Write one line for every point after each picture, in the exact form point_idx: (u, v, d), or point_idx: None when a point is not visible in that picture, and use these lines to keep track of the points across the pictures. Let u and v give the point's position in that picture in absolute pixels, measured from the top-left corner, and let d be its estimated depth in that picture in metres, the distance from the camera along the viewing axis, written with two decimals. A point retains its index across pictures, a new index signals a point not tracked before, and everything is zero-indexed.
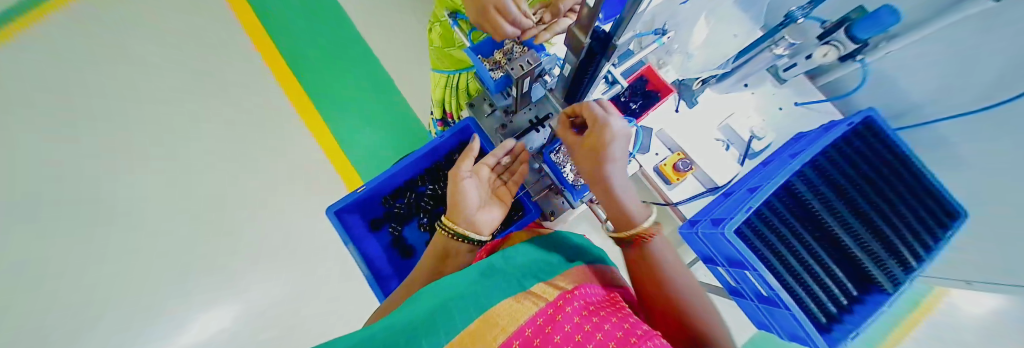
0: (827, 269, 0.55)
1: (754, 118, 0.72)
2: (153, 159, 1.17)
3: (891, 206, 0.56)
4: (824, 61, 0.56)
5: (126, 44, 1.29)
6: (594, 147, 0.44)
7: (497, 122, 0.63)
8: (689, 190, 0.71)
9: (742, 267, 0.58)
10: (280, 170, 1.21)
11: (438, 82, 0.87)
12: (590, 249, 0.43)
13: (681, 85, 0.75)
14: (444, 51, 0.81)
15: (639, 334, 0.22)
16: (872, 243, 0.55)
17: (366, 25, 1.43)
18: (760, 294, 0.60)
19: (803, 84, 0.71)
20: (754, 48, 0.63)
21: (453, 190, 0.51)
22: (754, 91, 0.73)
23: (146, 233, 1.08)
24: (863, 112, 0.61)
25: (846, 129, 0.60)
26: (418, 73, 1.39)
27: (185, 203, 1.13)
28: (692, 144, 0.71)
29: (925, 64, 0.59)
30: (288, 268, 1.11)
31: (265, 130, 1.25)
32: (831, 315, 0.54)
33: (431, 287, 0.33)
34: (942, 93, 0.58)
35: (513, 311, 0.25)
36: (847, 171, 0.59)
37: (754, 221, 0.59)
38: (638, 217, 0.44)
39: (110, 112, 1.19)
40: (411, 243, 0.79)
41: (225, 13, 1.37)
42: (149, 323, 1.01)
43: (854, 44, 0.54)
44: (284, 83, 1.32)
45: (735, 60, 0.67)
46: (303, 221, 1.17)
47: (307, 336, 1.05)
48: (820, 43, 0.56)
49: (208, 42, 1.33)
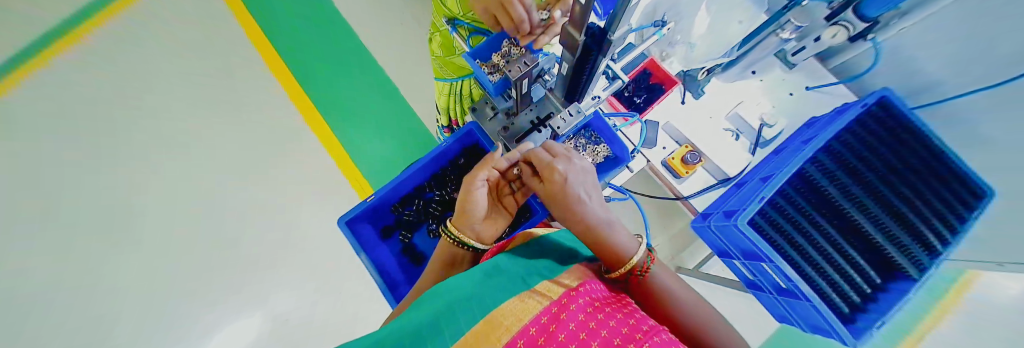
0: (848, 257, 0.53)
1: (764, 105, 0.71)
2: (165, 174, 1.17)
3: (911, 188, 0.54)
4: (836, 41, 0.55)
5: (135, 62, 1.31)
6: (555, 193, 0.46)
7: (499, 125, 0.63)
8: (699, 182, 0.70)
9: (758, 259, 0.57)
10: (294, 181, 1.24)
11: (442, 91, 0.88)
12: (579, 252, 0.44)
13: (686, 76, 0.75)
14: (445, 59, 0.81)
15: (645, 329, 0.22)
16: (893, 227, 0.53)
17: (370, 36, 1.46)
18: (778, 286, 0.58)
19: (813, 67, 0.69)
20: (758, 34, 0.61)
21: (465, 197, 0.51)
22: (762, 78, 0.71)
23: (162, 248, 1.09)
24: (877, 93, 0.59)
25: (861, 111, 0.58)
26: (422, 81, 1.42)
27: (200, 216, 1.15)
28: (701, 136, 0.70)
29: (943, 39, 0.57)
30: (306, 277, 1.14)
31: (277, 142, 1.28)
32: (855, 304, 0.52)
33: (438, 288, 0.33)
34: (963, 68, 0.55)
35: (518, 310, 0.25)
36: (862, 154, 0.58)
37: (768, 211, 0.58)
38: (626, 248, 0.41)
39: (119, 128, 1.20)
40: (421, 249, 0.80)
41: (234, 32, 1.42)
42: (169, 336, 1.02)
43: (863, 22, 0.52)
44: (293, 97, 1.36)
45: (740, 48, 0.66)
46: (318, 231, 1.19)
47: (326, 344, 1.07)
48: (827, 24, 0.54)
49: (219, 59, 1.36)
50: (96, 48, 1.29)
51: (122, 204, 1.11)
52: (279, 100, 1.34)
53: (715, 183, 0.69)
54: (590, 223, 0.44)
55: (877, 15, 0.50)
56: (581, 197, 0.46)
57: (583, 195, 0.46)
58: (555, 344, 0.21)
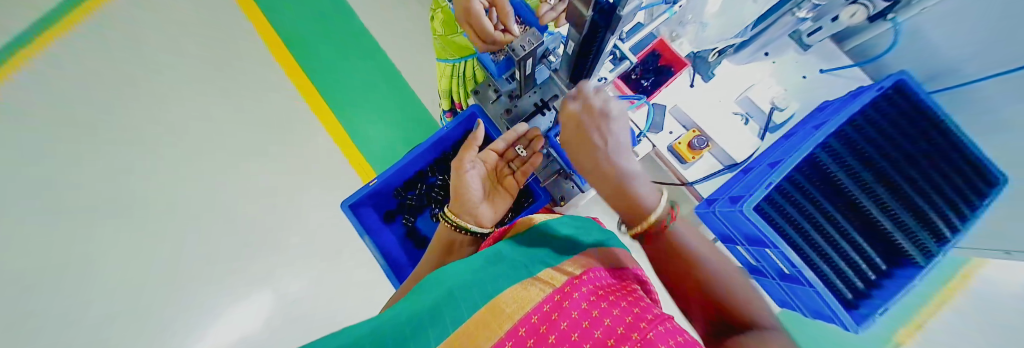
0: (854, 243, 0.53)
1: (777, 87, 0.68)
2: (173, 157, 1.19)
3: (925, 173, 0.52)
4: (853, 22, 0.52)
5: (135, 44, 1.30)
6: (586, 132, 0.45)
7: (503, 108, 0.61)
8: (704, 169, 0.68)
9: (763, 246, 0.56)
10: (296, 165, 1.24)
11: (445, 73, 0.86)
12: (580, 239, 0.41)
13: (697, 58, 0.71)
14: (447, 39, 0.79)
15: (649, 318, 0.22)
16: (904, 215, 0.51)
17: (370, 16, 1.42)
18: (781, 272, 0.58)
19: (828, 49, 0.66)
20: (773, 13, 0.58)
21: (457, 183, 0.52)
22: (775, 60, 0.68)
23: (171, 229, 1.12)
24: (894, 76, 0.56)
25: (876, 94, 0.56)
26: (425, 64, 1.38)
27: (207, 199, 1.16)
28: (708, 120, 0.68)
29: (960, 22, 0.55)
30: (313, 259, 1.16)
31: (279, 125, 1.27)
32: (859, 291, 0.52)
33: (439, 275, 0.33)
34: (982, 49, 0.53)
35: (520, 297, 0.25)
36: (875, 138, 0.56)
37: (774, 197, 0.57)
38: (649, 204, 0.40)
39: (124, 110, 1.21)
40: (425, 233, 0.80)
41: (232, 12, 1.39)
42: (182, 314, 1.06)
43: (883, 1, 0.50)
44: (293, 79, 1.34)
45: (755, 27, 0.62)
46: (323, 214, 1.21)
47: (334, 324, 1.10)
48: (846, 2, 0.52)
49: (217, 40, 1.34)
50: (97, 29, 1.28)
51: (129, 187, 1.12)
52: (281, 83, 1.33)
53: (722, 169, 0.67)
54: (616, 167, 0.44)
55: None
56: (608, 147, 0.45)
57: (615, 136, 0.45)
58: (556, 333, 0.21)
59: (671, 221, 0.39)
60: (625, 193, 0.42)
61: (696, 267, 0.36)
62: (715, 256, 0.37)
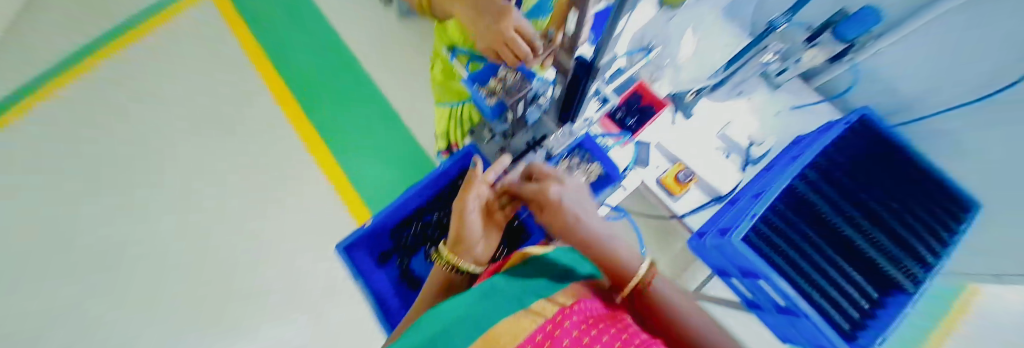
0: (846, 272, 0.54)
1: (753, 124, 0.73)
2: (170, 202, 1.24)
3: (896, 202, 0.56)
4: (814, 62, 0.58)
5: (140, 93, 1.38)
6: (548, 209, 0.47)
7: (497, 146, 0.65)
8: (693, 201, 0.71)
9: (757, 277, 0.57)
10: (283, 207, 1.25)
11: (444, 115, 0.91)
12: (578, 269, 0.42)
13: (676, 97, 0.73)
14: (445, 84, 0.85)
15: (636, 342, 0.23)
16: (882, 239, 0.55)
17: (371, 63, 1.48)
18: (778, 305, 0.58)
19: (796, 87, 0.72)
20: (742, 58, 0.63)
21: (460, 225, 0.51)
22: (750, 98, 0.73)
23: (156, 271, 1.15)
24: (857, 111, 0.62)
25: (843, 128, 0.61)
26: (423, 108, 1.43)
27: (195, 242, 1.19)
28: (691, 156, 0.72)
29: (904, 67, 0.61)
30: (292, 304, 1.12)
31: (271, 168, 1.30)
32: (856, 322, 0.51)
33: (433, 311, 0.34)
34: (934, 88, 0.59)
35: (514, 328, 0.26)
36: (848, 170, 0.60)
37: (762, 229, 0.58)
38: (630, 266, 0.41)
39: (129, 159, 1.30)
40: (419, 274, 0.77)
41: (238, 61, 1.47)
42: None
43: (840, 44, 0.55)
44: (291, 122, 1.38)
45: (727, 70, 0.66)
46: (306, 256, 1.18)
47: None
48: (805, 46, 0.57)
49: (222, 87, 1.42)
50: (114, 82, 1.41)
51: (124, 231, 1.19)
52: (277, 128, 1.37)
53: (710, 201, 0.69)
54: (590, 240, 0.44)
55: (854, 37, 0.54)
56: (575, 215, 0.46)
57: (580, 211, 0.47)
58: None
59: (652, 281, 0.39)
60: (602, 258, 0.42)
61: (682, 329, 0.36)
62: (706, 322, 0.37)
